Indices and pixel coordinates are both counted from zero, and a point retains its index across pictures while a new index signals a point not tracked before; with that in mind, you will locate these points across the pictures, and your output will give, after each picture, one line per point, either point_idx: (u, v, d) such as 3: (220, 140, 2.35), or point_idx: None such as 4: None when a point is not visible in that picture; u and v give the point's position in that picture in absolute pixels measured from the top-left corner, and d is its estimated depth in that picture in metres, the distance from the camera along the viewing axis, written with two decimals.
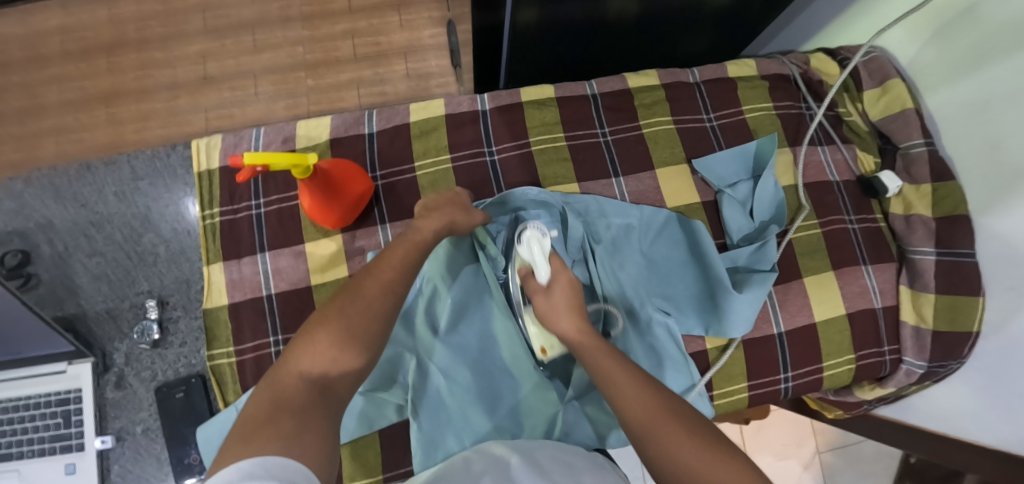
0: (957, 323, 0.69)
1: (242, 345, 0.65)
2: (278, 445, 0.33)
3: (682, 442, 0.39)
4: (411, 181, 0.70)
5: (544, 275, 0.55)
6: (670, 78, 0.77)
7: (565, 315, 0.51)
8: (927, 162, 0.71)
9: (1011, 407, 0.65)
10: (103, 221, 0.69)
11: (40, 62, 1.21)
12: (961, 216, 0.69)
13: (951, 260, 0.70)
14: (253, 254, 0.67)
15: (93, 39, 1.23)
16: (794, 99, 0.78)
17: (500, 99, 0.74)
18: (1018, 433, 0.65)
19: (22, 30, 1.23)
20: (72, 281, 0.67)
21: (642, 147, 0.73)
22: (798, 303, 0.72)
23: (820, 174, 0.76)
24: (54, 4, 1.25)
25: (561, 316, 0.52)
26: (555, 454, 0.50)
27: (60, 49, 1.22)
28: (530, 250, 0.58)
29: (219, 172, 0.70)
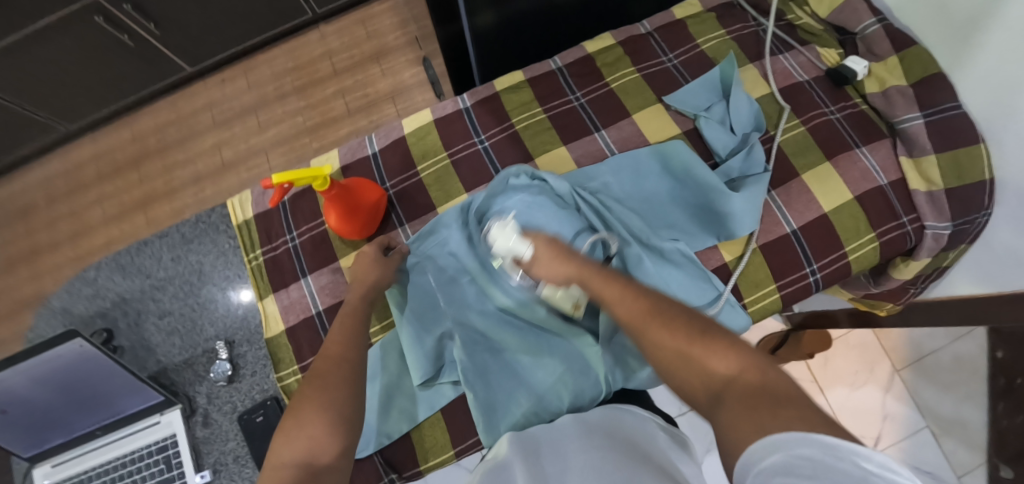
0: (966, 175, 0.71)
1: (304, 360, 0.72)
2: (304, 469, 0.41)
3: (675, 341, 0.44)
4: (418, 183, 0.78)
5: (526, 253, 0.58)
6: (623, 35, 0.83)
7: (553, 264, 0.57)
8: (885, 37, 0.76)
9: None
10: (164, 284, 0.80)
11: (82, 189, 1.38)
12: (933, 75, 0.73)
13: (937, 119, 0.73)
14: (297, 280, 0.75)
15: (122, 159, 1.40)
16: (742, 22, 0.83)
17: (478, 94, 0.81)
18: None
19: (62, 167, 1.41)
20: (149, 341, 0.77)
21: (615, 100, 0.79)
22: (803, 200, 0.75)
23: (789, 79, 0.80)
24: (84, 138, 1.43)
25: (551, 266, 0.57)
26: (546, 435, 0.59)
27: (98, 173, 1.39)
28: (502, 243, 0.60)
29: (254, 219, 0.79)
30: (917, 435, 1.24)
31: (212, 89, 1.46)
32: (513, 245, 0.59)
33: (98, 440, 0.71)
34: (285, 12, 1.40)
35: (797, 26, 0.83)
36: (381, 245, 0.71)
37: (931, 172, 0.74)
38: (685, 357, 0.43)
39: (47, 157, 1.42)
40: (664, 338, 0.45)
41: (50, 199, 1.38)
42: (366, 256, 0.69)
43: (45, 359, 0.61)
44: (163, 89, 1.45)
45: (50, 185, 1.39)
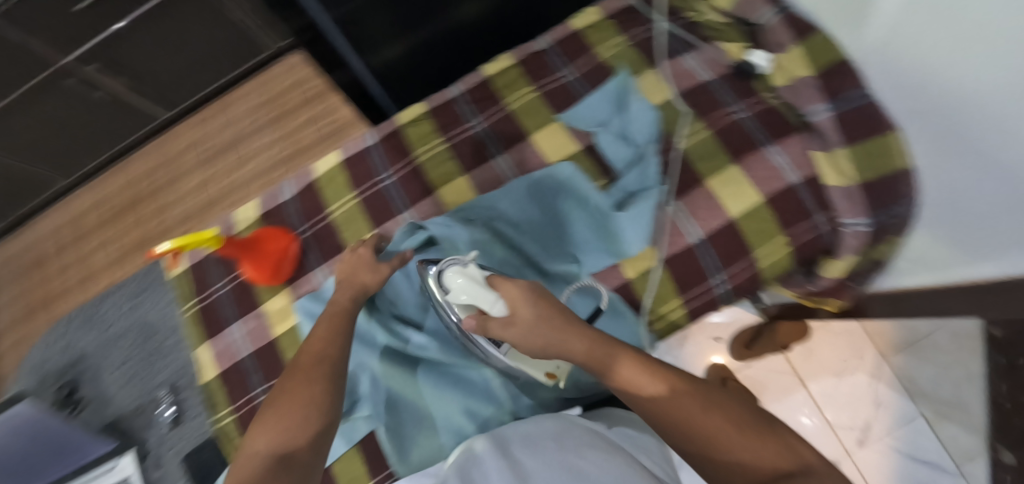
0: (880, 165, 0.67)
1: (236, 401, 0.77)
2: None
3: (724, 427, 0.39)
4: (330, 224, 0.80)
5: (498, 311, 0.48)
6: (522, 53, 0.82)
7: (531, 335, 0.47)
8: (784, 27, 0.72)
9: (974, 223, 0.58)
10: (118, 337, 0.86)
11: (84, 237, 1.48)
12: (837, 62, 0.68)
13: (845, 109, 0.69)
14: (226, 326, 0.80)
15: (118, 205, 1.49)
16: (643, 25, 0.80)
17: (383, 130, 0.82)
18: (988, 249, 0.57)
19: (65, 217, 1.50)
20: (107, 391, 0.83)
21: (514, 122, 0.79)
22: (707, 207, 0.72)
23: (692, 80, 0.77)
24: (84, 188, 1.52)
25: (536, 331, 0.47)
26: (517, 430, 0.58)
27: (96, 221, 1.49)
28: (456, 285, 0.51)
29: (189, 270, 0.84)
30: (913, 423, 1.15)
31: (194, 130, 1.50)
32: (479, 297, 0.49)
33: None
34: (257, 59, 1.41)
35: (698, 23, 0.79)
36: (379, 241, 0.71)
37: (843, 166, 0.70)
38: (714, 446, 0.39)
39: (50, 210, 1.52)
40: (709, 416, 0.40)
41: (59, 247, 1.48)
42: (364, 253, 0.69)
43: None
44: (149, 134, 1.51)
45: (56, 236, 1.50)
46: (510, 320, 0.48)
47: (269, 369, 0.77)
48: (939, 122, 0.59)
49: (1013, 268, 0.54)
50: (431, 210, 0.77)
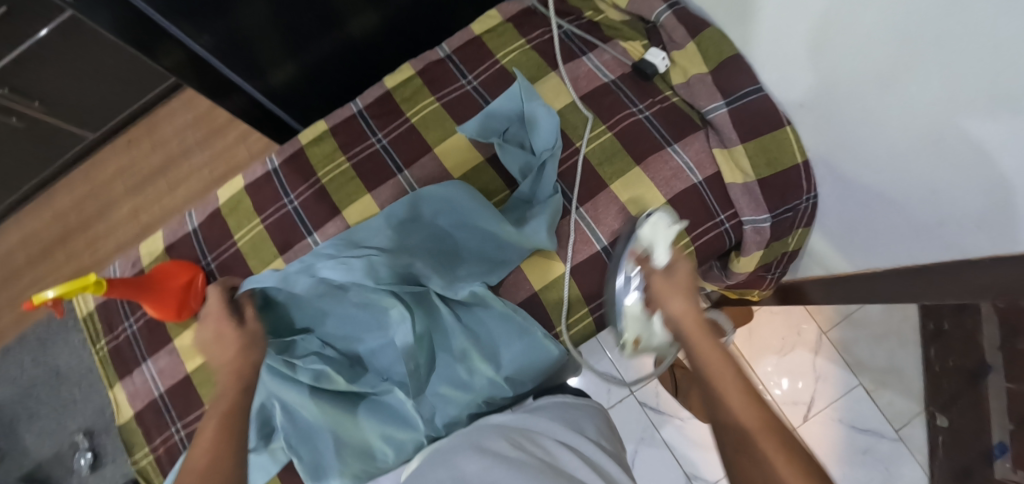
0: (775, 162, 0.67)
1: (154, 441, 0.76)
2: None
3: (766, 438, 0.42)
4: (237, 253, 0.78)
5: (662, 257, 0.61)
6: (422, 63, 0.81)
7: (676, 297, 0.58)
8: (676, 23, 0.70)
9: (887, 209, 0.60)
10: (28, 385, 0.84)
11: None
12: (728, 58, 0.67)
13: (739, 104, 0.68)
14: (139, 365, 0.79)
15: None
16: (542, 26, 0.79)
17: (286, 151, 0.80)
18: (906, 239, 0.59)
19: None
20: (22, 441, 0.82)
21: (416, 136, 0.77)
22: (612, 212, 0.71)
23: (592, 81, 0.76)
24: None
25: (673, 298, 0.58)
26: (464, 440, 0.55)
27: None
28: (649, 235, 0.62)
29: (97, 310, 0.82)
30: None
31: None
32: (663, 233, 0.62)
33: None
34: (134, 77, 1.14)
35: (597, 22, 0.78)
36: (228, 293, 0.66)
37: (742, 161, 0.68)
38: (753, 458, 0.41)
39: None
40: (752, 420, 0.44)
41: None
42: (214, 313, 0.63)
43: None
44: None
45: None
46: (671, 273, 0.60)
47: (185, 407, 0.76)
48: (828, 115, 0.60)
49: (948, 252, 0.53)
50: (338, 232, 0.76)
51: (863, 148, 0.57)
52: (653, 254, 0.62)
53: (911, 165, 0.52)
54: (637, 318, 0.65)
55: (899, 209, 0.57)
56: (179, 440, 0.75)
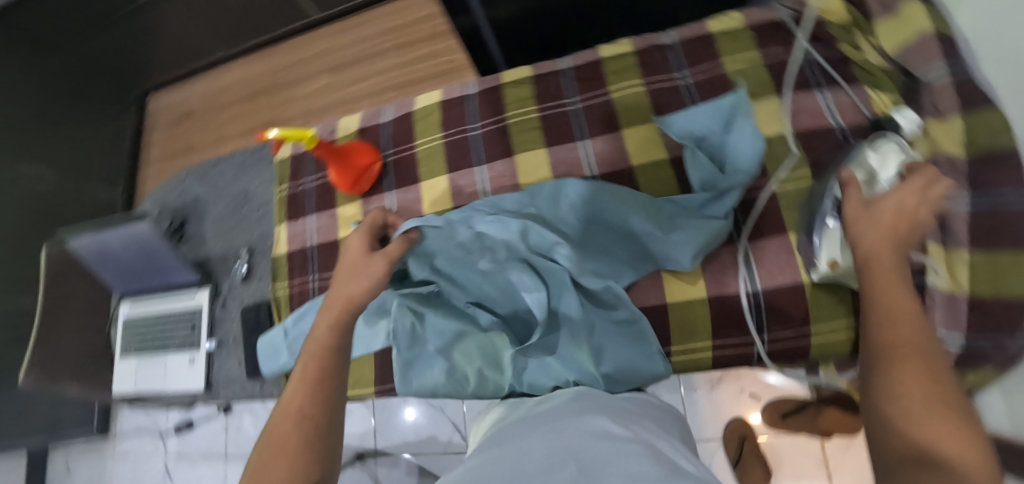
0: (1002, 285, 0.57)
1: (293, 281, 0.89)
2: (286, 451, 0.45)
3: (910, 385, 0.36)
4: (411, 156, 0.85)
5: (891, 180, 0.56)
6: (643, 42, 0.78)
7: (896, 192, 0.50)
8: (953, 90, 0.60)
9: None
10: (224, 196, 1.00)
11: (225, 106, 1.68)
12: (1000, 151, 0.57)
13: (989, 207, 0.58)
14: (304, 215, 0.90)
15: (256, 86, 1.64)
16: (785, 45, 0.72)
17: (486, 83, 0.84)
18: None
19: (216, 85, 1.70)
20: (205, 235, 1.00)
21: (610, 112, 0.77)
22: (779, 261, 0.66)
23: (817, 120, 0.69)
24: (235, 64, 1.69)
25: (863, 220, 0.50)
26: (562, 399, 0.55)
27: (240, 95, 1.66)
28: (882, 158, 0.58)
29: (289, 158, 0.94)
30: None
31: (332, 38, 1.56)
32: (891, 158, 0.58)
33: (155, 298, 0.99)
34: None
35: (852, 59, 0.69)
36: (369, 232, 0.65)
37: (960, 271, 0.59)
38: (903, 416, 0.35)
39: (208, 73, 1.72)
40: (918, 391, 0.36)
41: (206, 109, 1.70)
42: (353, 256, 0.62)
43: (118, 231, 0.89)
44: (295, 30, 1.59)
45: (206, 99, 1.71)
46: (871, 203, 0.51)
47: (325, 265, 0.87)
48: None
49: None
50: (503, 172, 0.80)
51: None
52: (879, 176, 0.57)
53: None
54: (836, 237, 0.60)
55: None
56: (313, 288, 0.87)
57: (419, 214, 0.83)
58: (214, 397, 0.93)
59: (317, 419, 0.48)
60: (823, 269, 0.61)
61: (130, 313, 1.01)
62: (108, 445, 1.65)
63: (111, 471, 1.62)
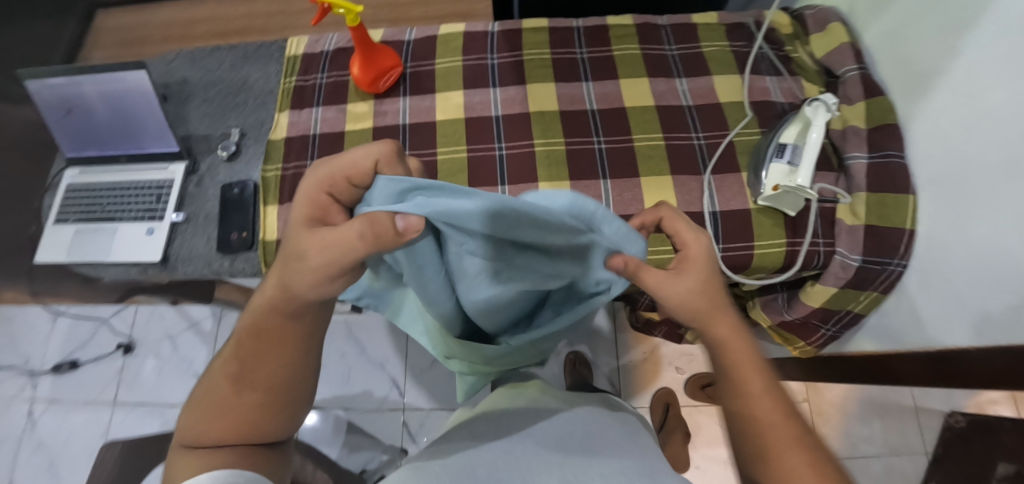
0: (888, 217, 0.77)
1: (288, 165, 0.89)
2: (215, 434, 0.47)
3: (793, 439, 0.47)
4: (430, 72, 0.93)
5: (821, 130, 0.76)
6: (642, 19, 0.95)
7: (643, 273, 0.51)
8: (859, 82, 0.83)
9: (978, 277, 0.65)
10: (217, 80, 0.99)
11: (191, 39, 1.59)
12: (888, 124, 0.79)
13: (880, 162, 0.79)
14: (311, 106, 0.93)
15: (231, 26, 1.60)
16: (747, 41, 0.93)
17: (506, 25, 0.96)
18: (964, 324, 0.67)
19: (184, 15, 1.62)
20: (188, 115, 0.96)
21: (611, 63, 0.92)
22: (733, 191, 0.83)
23: (765, 96, 0.89)
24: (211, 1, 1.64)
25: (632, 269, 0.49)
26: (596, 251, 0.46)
27: (206, 30, 1.60)
28: (815, 110, 0.78)
29: (301, 56, 0.97)
30: None
31: None
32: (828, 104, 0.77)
33: (113, 167, 0.93)
34: None
35: (792, 58, 0.92)
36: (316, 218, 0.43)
37: (859, 207, 0.80)
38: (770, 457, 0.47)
39: (176, 4, 1.64)
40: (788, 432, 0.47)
41: (166, 36, 1.60)
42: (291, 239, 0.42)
43: (103, 79, 0.84)
44: None
45: (168, 27, 1.61)
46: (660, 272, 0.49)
47: (327, 152, 0.89)
48: (953, 192, 0.69)
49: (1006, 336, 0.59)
50: (515, 95, 0.90)
51: (974, 225, 0.65)
52: (814, 124, 0.77)
53: (1005, 244, 0.60)
54: (780, 170, 0.79)
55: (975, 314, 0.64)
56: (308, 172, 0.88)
57: (430, 119, 0.90)
58: (168, 273, 0.86)
59: (241, 420, 0.47)
60: (766, 192, 0.79)
61: (74, 179, 0.92)
62: None
63: None
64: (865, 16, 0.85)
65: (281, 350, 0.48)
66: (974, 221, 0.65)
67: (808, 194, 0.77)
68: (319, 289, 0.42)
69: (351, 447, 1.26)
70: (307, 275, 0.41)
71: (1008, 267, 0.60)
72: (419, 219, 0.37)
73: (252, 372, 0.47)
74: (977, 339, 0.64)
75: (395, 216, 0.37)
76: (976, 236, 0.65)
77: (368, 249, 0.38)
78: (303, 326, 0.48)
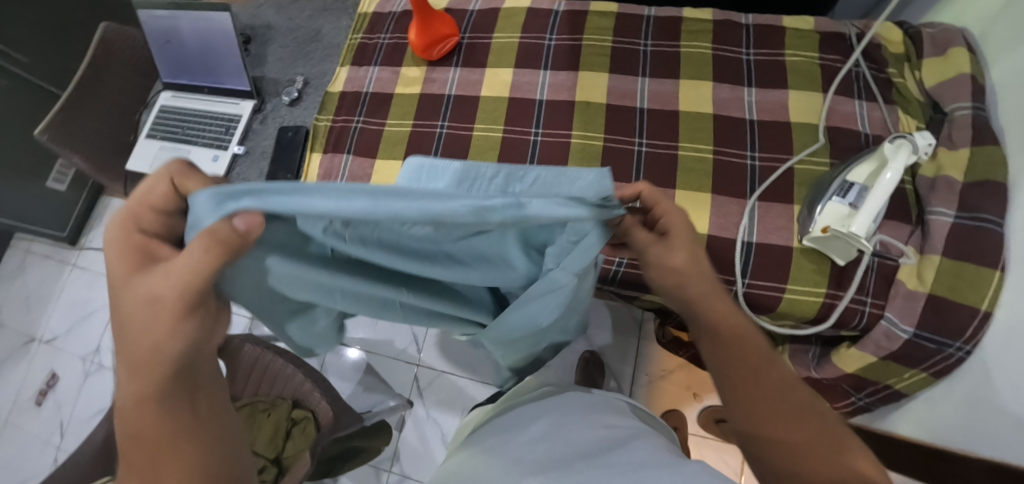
0: (959, 291, 0.65)
1: (337, 117, 0.94)
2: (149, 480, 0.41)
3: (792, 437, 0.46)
4: (485, 45, 0.92)
5: (897, 175, 0.64)
6: (723, 16, 0.86)
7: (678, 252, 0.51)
8: (969, 125, 0.69)
9: None
10: (296, 27, 1.05)
11: None
12: (991, 181, 0.65)
13: (970, 224, 0.66)
14: (369, 64, 0.96)
15: None
16: (842, 56, 0.81)
17: (574, 6, 0.91)
18: None
19: None
20: (266, 57, 1.04)
21: (674, 61, 0.85)
22: (776, 224, 0.74)
23: (847, 123, 0.77)
24: None
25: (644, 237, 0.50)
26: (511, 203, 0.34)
27: None
28: (895, 149, 0.65)
29: (371, 14, 1.00)
30: None
31: None
32: (921, 146, 0.65)
33: (197, 95, 1.03)
34: None
35: (893, 83, 0.78)
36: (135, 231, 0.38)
37: (927, 272, 0.68)
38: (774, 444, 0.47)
39: None
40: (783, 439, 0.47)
41: None
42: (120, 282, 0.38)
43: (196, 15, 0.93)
44: None
45: None
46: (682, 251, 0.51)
47: (374, 111, 0.92)
48: None
49: None
50: (565, 81, 0.87)
51: None
52: (893, 165, 0.64)
53: None
54: (837, 212, 0.68)
55: None
56: (353, 128, 0.92)
57: (475, 93, 0.89)
58: None
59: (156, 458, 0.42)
60: (813, 233, 0.69)
61: (167, 101, 1.05)
62: (71, 255, 1.49)
63: (65, 283, 1.46)
64: (1001, 45, 0.69)
65: (184, 445, 0.42)
66: None
67: (864, 245, 0.66)
68: (175, 332, 0.39)
69: (366, 386, 1.36)
70: (165, 317, 0.38)
71: None
72: (263, 216, 0.32)
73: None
74: None
75: (232, 218, 0.32)
76: None
77: (221, 262, 0.34)
78: (187, 417, 0.43)
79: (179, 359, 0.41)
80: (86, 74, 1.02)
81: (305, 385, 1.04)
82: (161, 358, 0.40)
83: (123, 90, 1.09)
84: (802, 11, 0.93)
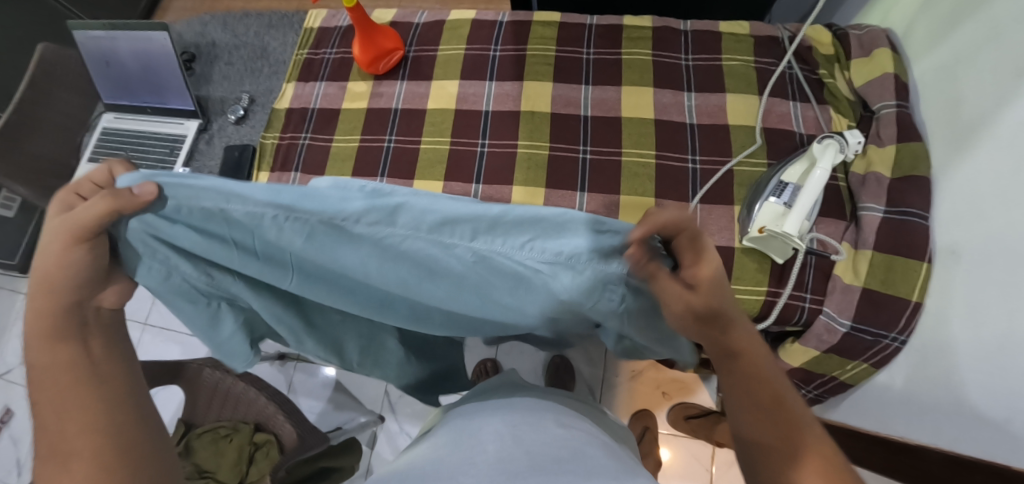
0: (891, 283, 0.67)
1: (284, 134, 0.93)
2: (74, 444, 0.36)
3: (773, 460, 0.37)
4: (431, 58, 0.92)
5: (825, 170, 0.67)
6: (662, 22, 0.88)
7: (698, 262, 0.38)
8: (894, 122, 0.72)
9: (975, 378, 0.55)
10: (241, 45, 1.04)
11: None
12: (917, 175, 0.67)
13: (897, 218, 0.68)
14: (315, 80, 0.95)
15: None
16: (776, 59, 0.83)
17: (517, 16, 0.92)
18: (958, 425, 0.58)
19: None
20: (210, 75, 1.02)
21: (616, 68, 0.86)
22: (719, 224, 0.75)
23: (783, 123, 0.79)
24: None
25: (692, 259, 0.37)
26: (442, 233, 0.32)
27: None
28: (822, 148, 0.69)
29: (316, 29, 0.99)
30: None
31: None
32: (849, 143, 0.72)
33: (141, 116, 1.01)
34: None
35: (825, 83, 0.81)
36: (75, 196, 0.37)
37: (861, 266, 0.70)
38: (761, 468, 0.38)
39: None
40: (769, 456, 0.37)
41: None
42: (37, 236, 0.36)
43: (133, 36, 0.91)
44: None
45: None
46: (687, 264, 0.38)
47: (321, 127, 0.92)
48: (968, 269, 0.59)
49: (1011, 461, 0.50)
50: (510, 91, 0.87)
51: (984, 318, 0.55)
52: (821, 162, 0.67)
53: (1015, 347, 0.50)
54: (773, 210, 0.70)
55: (971, 421, 0.55)
56: (301, 144, 0.91)
57: (422, 106, 0.89)
58: None
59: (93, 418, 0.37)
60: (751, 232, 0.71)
61: (109, 123, 1.02)
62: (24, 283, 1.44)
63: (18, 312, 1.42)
64: (921, 43, 0.72)
65: (87, 387, 0.38)
66: (989, 310, 0.54)
67: (797, 244, 0.68)
68: (67, 261, 0.36)
69: (336, 404, 1.33)
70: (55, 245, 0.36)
71: (1013, 379, 0.50)
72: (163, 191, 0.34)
73: (59, 439, 0.36)
74: (976, 450, 0.55)
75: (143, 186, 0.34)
76: (988, 331, 0.54)
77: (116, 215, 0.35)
78: (88, 367, 0.39)
79: (78, 290, 0.38)
80: (24, 97, 0.98)
81: (268, 407, 1.02)
82: (59, 286, 0.37)
83: (66, 114, 1.06)
84: (741, 15, 0.96)
